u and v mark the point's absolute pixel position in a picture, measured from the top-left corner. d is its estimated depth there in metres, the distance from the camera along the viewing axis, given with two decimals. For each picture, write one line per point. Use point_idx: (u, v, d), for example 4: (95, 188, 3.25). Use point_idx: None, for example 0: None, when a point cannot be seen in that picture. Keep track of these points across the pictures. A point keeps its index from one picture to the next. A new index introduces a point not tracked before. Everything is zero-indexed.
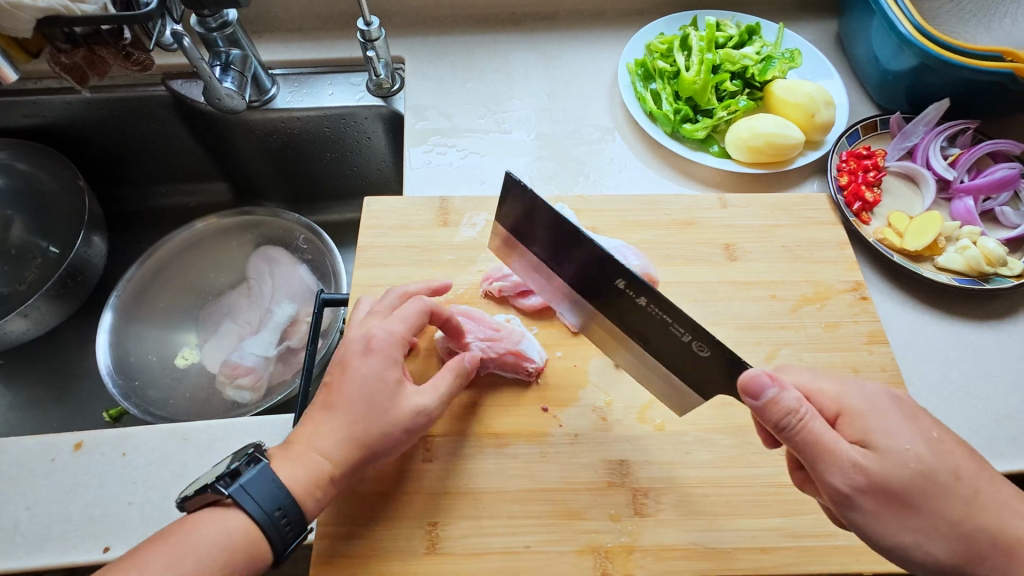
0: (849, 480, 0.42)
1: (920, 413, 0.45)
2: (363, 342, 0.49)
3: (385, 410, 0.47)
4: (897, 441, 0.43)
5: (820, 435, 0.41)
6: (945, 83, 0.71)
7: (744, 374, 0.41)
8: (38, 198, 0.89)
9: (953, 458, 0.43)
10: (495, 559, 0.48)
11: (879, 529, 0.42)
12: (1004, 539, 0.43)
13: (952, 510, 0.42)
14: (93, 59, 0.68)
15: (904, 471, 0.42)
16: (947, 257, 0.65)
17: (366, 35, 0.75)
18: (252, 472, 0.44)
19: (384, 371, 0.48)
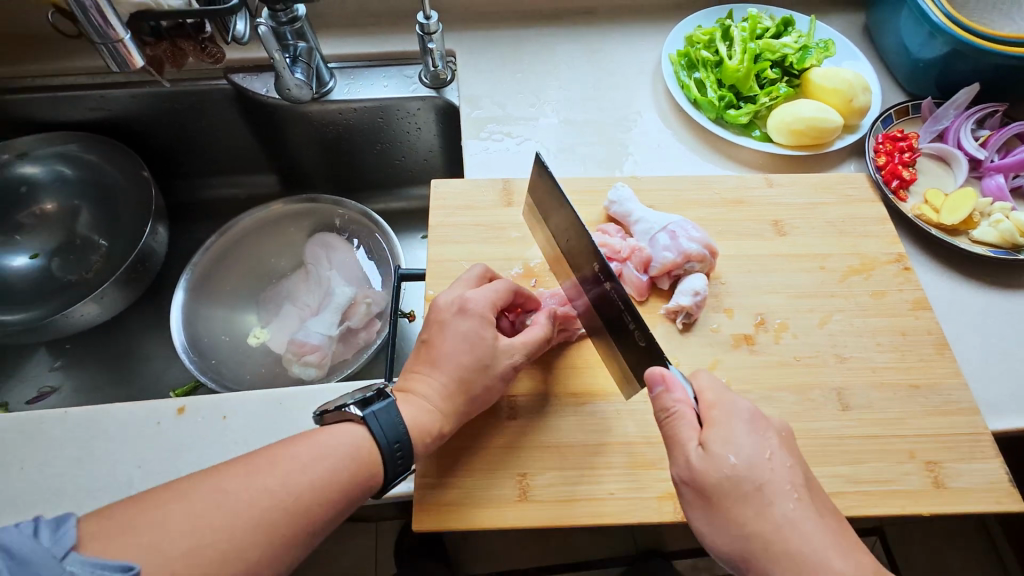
0: (681, 471, 0.47)
1: (774, 437, 0.47)
2: (457, 306, 0.54)
3: (484, 364, 0.53)
4: (728, 449, 0.46)
5: (678, 427, 0.48)
6: (975, 69, 0.75)
7: (650, 365, 0.49)
8: (104, 189, 0.93)
9: (772, 479, 0.45)
10: (583, 505, 0.52)
11: (689, 517, 0.47)
12: (783, 549, 0.42)
13: (742, 516, 0.44)
14: (174, 52, 0.72)
15: (720, 473, 0.45)
16: (981, 231, 0.69)
17: (425, 28, 0.79)
18: (382, 403, 0.49)
19: (479, 328, 0.53)
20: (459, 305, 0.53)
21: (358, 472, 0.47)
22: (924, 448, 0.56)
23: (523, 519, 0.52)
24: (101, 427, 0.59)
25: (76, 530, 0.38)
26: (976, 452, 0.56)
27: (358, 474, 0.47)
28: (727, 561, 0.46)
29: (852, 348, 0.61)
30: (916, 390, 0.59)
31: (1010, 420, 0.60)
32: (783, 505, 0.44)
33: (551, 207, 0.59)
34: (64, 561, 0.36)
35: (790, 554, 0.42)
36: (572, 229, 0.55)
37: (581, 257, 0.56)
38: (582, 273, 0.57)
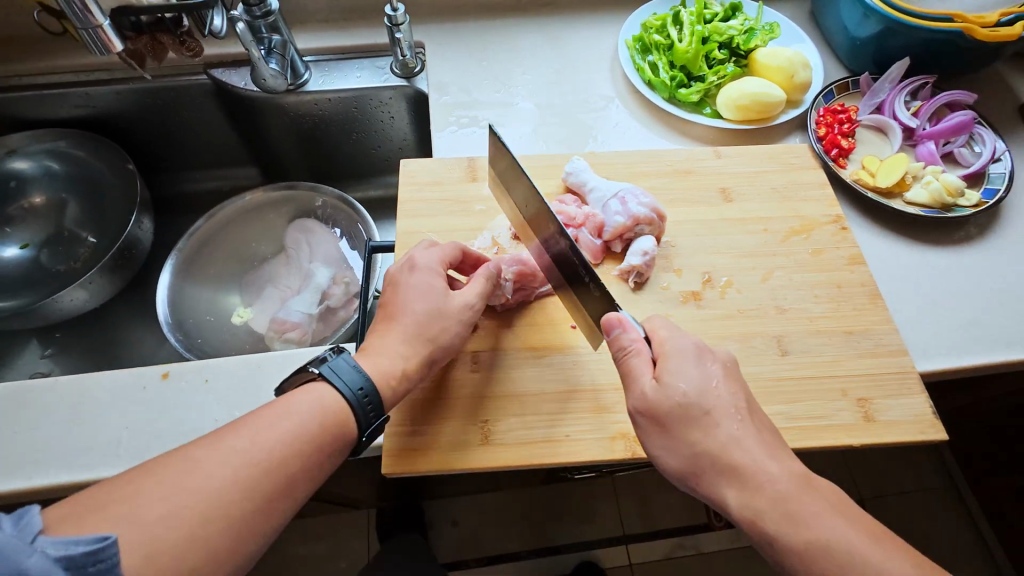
0: (638, 402, 0.52)
1: (720, 367, 0.52)
2: (408, 265, 0.60)
3: (438, 306, 0.58)
4: (678, 379, 0.51)
5: (632, 364, 0.53)
6: (906, 45, 0.81)
7: (603, 313, 0.55)
8: (90, 183, 0.97)
9: (718, 403, 0.50)
10: (541, 446, 0.57)
11: (646, 444, 0.52)
12: (726, 462, 0.48)
13: (693, 437, 0.49)
14: (154, 45, 0.76)
15: (672, 400, 0.50)
16: (914, 193, 0.75)
17: (392, 20, 0.83)
18: (339, 358, 0.52)
19: (430, 278, 0.59)
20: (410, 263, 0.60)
21: (332, 424, 0.50)
22: (855, 387, 0.61)
23: (485, 460, 0.56)
24: (90, 393, 0.62)
25: (40, 516, 0.37)
26: (902, 388, 0.61)
27: (331, 426, 0.50)
28: (681, 481, 0.51)
29: (792, 300, 0.66)
30: (849, 336, 0.64)
31: (938, 361, 0.65)
32: (728, 427, 0.49)
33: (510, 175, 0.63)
34: (33, 544, 0.36)
35: (735, 467, 0.47)
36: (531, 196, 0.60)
37: (541, 222, 0.61)
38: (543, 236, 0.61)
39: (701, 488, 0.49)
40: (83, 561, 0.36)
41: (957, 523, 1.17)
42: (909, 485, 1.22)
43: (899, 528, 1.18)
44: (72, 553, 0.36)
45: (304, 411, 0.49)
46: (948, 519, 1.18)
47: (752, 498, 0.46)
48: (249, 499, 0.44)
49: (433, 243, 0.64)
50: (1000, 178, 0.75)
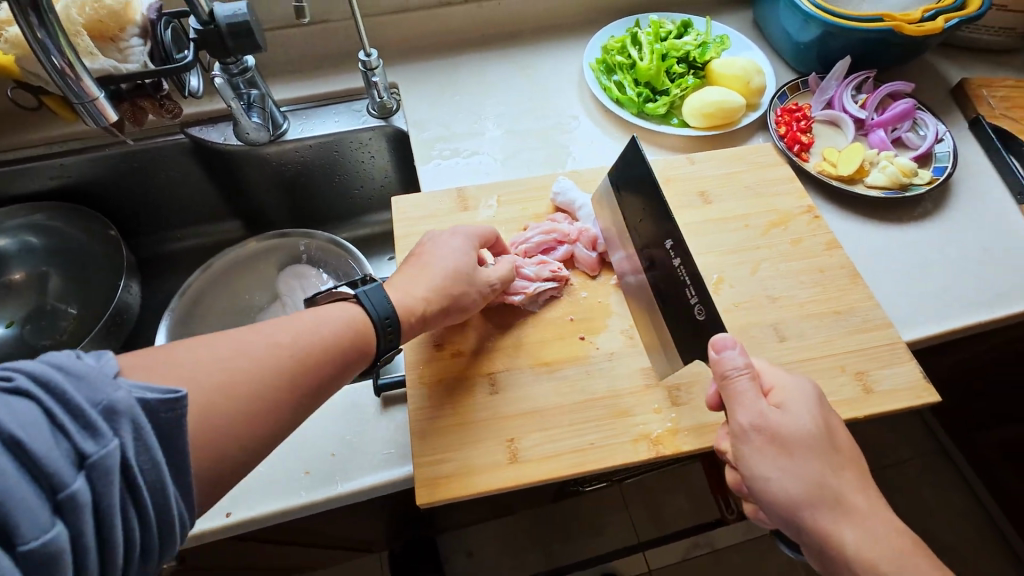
0: (756, 423, 0.51)
1: (830, 410, 0.55)
2: (449, 230, 0.65)
3: (467, 272, 0.62)
4: (800, 410, 0.52)
5: (751, 388, 0.52)
6: (845, 45, 0.88)
7: (713, 330, 0.53)
8: (72, 254, 0.95)
9: (838, 442, 0.52)
10: (568, 457, 0.58)
11: (755, 463, 0.51)
12: (844, 499, 0.50)
13: (818, 467, 0.50)
14: (134, 111, 0.77)
15: (798, 430, 0.51)
16: (873, 177, 0.81)
17: (367, 64, 0.86)
18: (374, 285, 0.56)
19: (466, 244, 0.64)
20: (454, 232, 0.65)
21: (355, 338, 0.52)
22: (851, 362, 0.65)
23: (516, 478, 0.57)
24: None
25: (116, 362, 0.38)
26: (891, 358, 0.65)
27: (355, 343, 0.52)
28: (786, 507, 0.51)
29: (781, 289, 0.70)
30: (838, 315, 0.68)
31: (920, 330, 0.70)
32: (847, 469, 0.51)
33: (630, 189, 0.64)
34: (116, 380, 0.36)
35: (852, 505, 0.50)
36: (649, 209, 0.60)
37: (652, 231, 0.61)
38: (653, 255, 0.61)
39: (813, 522, 0.50)
40: (157, 407, 0.37)
41: (951, 485, 1.23)
42: (903, 454, 1.27)
43: (899, 497, 1.23)
44: (146, 397, 0.37)
45: (325, 321, 0.51)
46: (943, 482, 1.24)
47: (872, 541, 0.49)
48: (280, 399, 0.46)
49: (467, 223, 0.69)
50: (946, 156, 0.82)
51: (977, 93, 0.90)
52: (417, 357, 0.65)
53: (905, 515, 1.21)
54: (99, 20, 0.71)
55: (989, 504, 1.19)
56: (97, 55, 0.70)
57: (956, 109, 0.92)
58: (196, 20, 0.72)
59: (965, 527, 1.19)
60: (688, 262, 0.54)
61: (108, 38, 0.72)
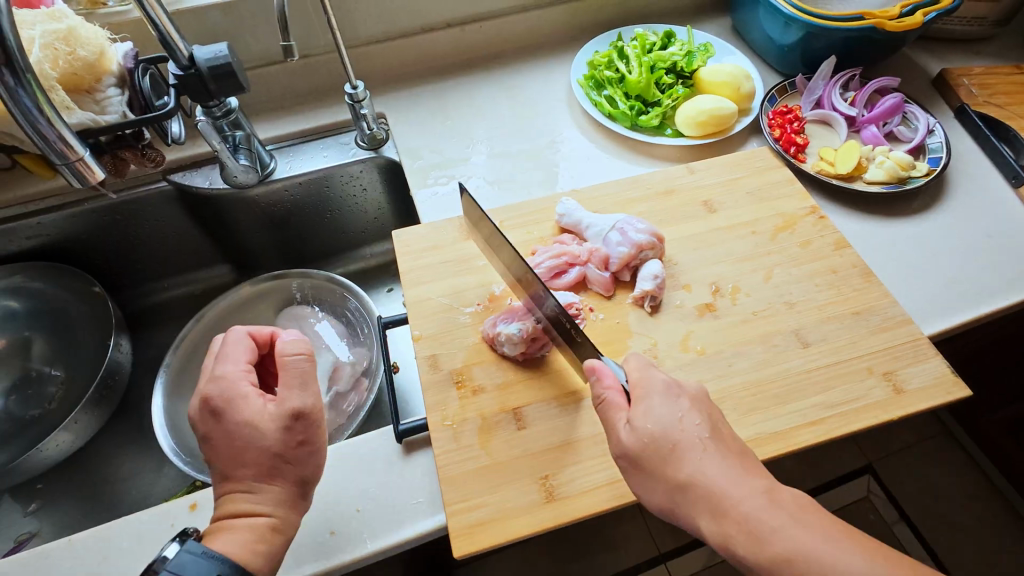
0: (618, 448, 0.52)
1: (687, 401, 0.52)
2: (199, 408, 0.52)
3: (254, 439, 0.50)
4: (648, 418, 0.51)
5: (611, 411, 0.53)
6: (828, 45, 0.89)
7: (586, 363, 0.56)
8: (57, 315, 0.90)
9: (680, 436, 0.50)
10: (607, 490, 0.56)
11: (632, 485, 0.52)
12: (699, 492, 0.48)
13: (667, 471, 0.49)
14: (116, 163, 0.73)
15: (648, 443, 0.50)
16: (872, 173, 0.81)
17: (354, 97, 0.84)
18: (179, 557, 0.45)
19: (231, 412, 0.51)
20: (201, 406, 0.52)
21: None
22: (879, 363, 0.64)
23: (555, 519, 0.55)
24: (111, 544, 0.57)
25: None
26: (915, 354, 0.64)
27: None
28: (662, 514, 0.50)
29: (798, 294, 0.69)
30: (858, 316, 0.67)
31: (938, 322, 0.70)
32: (694, 457, 0.49)
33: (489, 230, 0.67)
34: None
35: (704, 495, 0.47)
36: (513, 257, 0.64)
37: (523, 270, 0.63)
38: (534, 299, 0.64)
39: (680, 519, 0.49)
40: None
41: (963, 464, 1.22)
42: (910, 439, 1.26)
43: (912, 482, 1.21)
44: None
45: None
46: (953, 464, 1.22)
47: (722, 526, 0.46)
48: None
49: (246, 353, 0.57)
50: (939, 147, 0.83)
51: (958, 81, 0.91)
52: (438, 399, 0.62)
53: (919, 500, 1.19)
54: (74, 72, 0.68)
55: (1003, 484, 1.17)
56: (74, 108, 0.66)
57: (940, 99, 0.94)
58: (175, 65, 0.70)
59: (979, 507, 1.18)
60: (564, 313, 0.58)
61: (83, 91, 0.69)
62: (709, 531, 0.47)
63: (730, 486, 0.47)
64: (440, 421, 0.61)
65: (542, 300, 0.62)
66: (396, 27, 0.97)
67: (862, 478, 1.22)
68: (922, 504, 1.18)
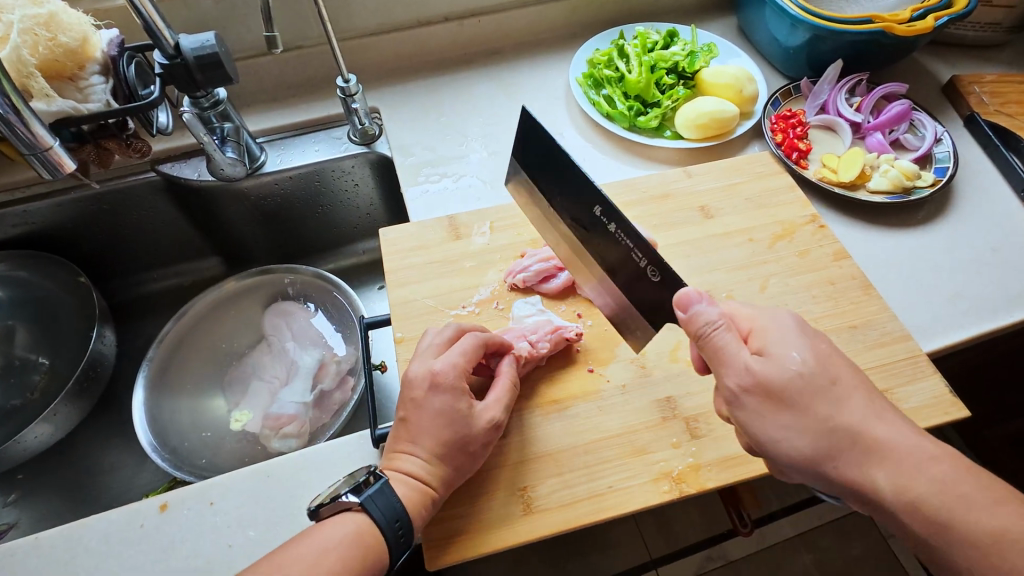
0: (741, 379, 0.49)
1: (824, 338, 0.51)
2: (426, 380, 0.54)
3: (465, 433, 0.54)
4: (789, 351, 0.50)
5: (725, 344, 0.50)
6: (835, 49, 0.86)
7: (676, 290, 0.50)
8: (42, 304, 0.89)
9: (837, 372, 0.49)
10: (587, 504, 0.54)
11: (756, 424, 0.49)
12: (863, 436, 0.47)
13: (822, 411, 0.47)
14: (100, 153, 0.72)
15: (790, 374, 0.48)
16: (876, 182, 0.78)
17: (346, 90, 0.82)
18: (376, 486, 0.51)
19: (455, 399, 0.54)
20: (429, 377, 0.55)
21: (367, 558, 0.48)
22: (875, 380, 0.62)
23: (531, 533, 0.53)
24: (79, 543, 0.56)
25: None
26: (913, 371, 0.62)
27: (369, 554, 0.49)
28: (805, 463, 0.48)
29: (793, 305, 0.67)
30: (855, 330, 0.65)
31: (939, 339, 0.67)
32: (853, 398, 0.48)
33: (540, 171, 0.61)
34: None
35: (877, 441, 0.47)
36: (571, 182, 0.57)
37: (580, 206, 0.57)
38: (602, 251, 0.58)
39: (836, 470, 0.47)
40: None
41: None
42: None
43: None
44: None
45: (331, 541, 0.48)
46: None
47: (903, 475, 0.45)
48: None
49: (446, 341, 0.58)
50: (946, 156, 0.80)
51: (969, 89, 0.88)
52: None
53: None
54: (54, 59, 0.66)
55: None
56: (53, 97, 0.65)
57: (949, 107, 0.91)
58: (161, 53, 0.68)
59: None
60: (636, 236, 0.52)
61: (65, 78, 0.67)
62: (884, 483, 0.46)
63: (905, 434, 0.47)
64: None
65: (607, 247, 0.57)
66: (392, 20, 0.95)
67: None
68: None
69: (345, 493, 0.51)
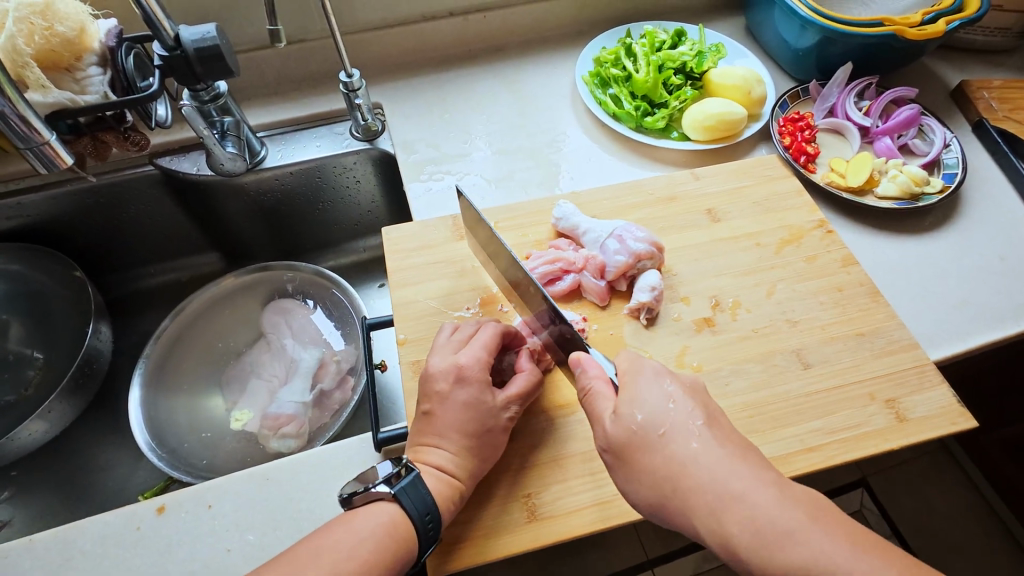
0: (602, 438, 0.51)
1: (677, 386, 0.51)
2: (452, 373, 0.55)
3: (490, 426, 0.54)
4: (635, 407, 0.50)
5: (595, 400, 0.52)
6: (844, 51, 0.85)
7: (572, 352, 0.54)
8: (36, 299, 0.88)
9: (675, 424, 0.48)
10: (592, 511, 0.54)
11: (616, 480, 0.50)
12: (686, 486, 0.46)
13: (652, 464, 0.48)
14: (96, 146, 0.70)
15: (632, 431, 0.49)
16: (884, 188, 0.78)
17: (349, 86, 0.80)
18: (409, 478, 0.50)
19: (480, 393, 0.54)
20: (454, 369, 0.55)
21: (398, 550, 0.48)
22: (882, 389, 0.61)
23: (536, 540, 0.52)
24: (73, 546, 0.55)
25: None
26: (921, 381, 0.62)
27: (400, 548, 0.48)
28: (653, 515, 0.48)
29: (801, 311, 0.67)
30: (862, 338, 0.64)
31: (945, 348, 0.67)
32: (686, 444, 0.47)
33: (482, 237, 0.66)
34: None
35: (695, 488, 0.45)
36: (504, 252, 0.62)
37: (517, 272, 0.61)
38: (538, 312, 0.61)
39: (669, 517, 0.47)
40: None
41: (959, 486, 1.19)
42: (907, 455, 1.23)
43: (907, 500, 1.18)
44: None
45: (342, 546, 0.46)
46: (947, 481, 1.19)
47: (721, 526, 0.44)
48: None
49: (462, 335, 0.58)
50: (956, 163, 0.80)
51: (978, 94, 0.88)
52: None
53: (912, 519, 1.16)
54: (51, 49, 0.64)
55: (1001, 509, 1.14)
56: (50, 88, 0.63)
57: (958, 112, 0.90)
58: (160, 45, 0.66)
59: (974, 531, 1.14)
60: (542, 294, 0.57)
61: (62, 68, 0.65)
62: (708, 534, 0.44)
63: (729, 481, 0.45)
64: None
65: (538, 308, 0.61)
66: (396, 14, 0.93)
67: (856, 492, 1.16)
68: (914, 522, 1.16)
69: (378, 484, 0.50)
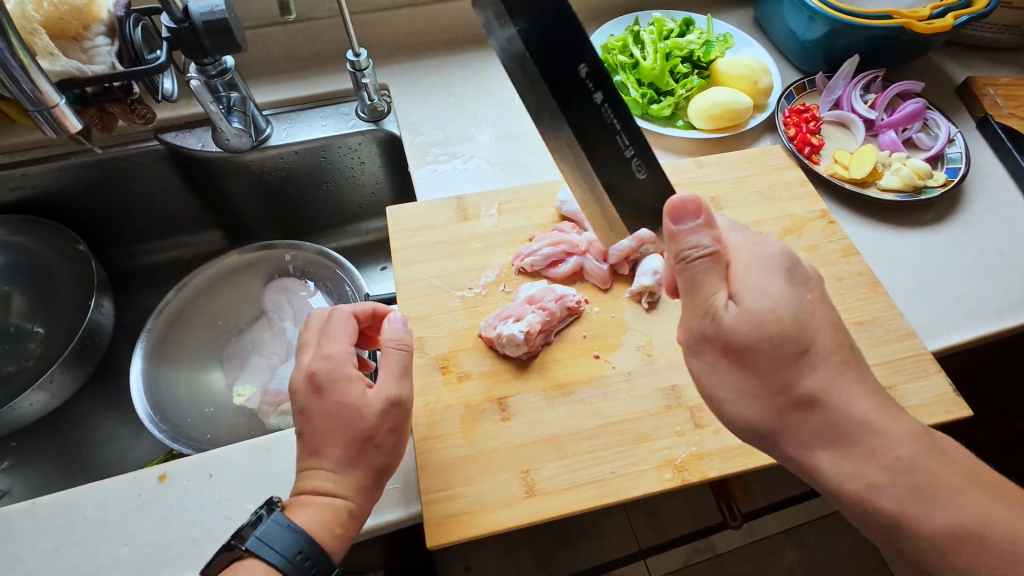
0: (710, 325, 0.48)
1: (810, 286, 0.48)
2: (305, 378, 0.51)
3: (360, 424, 0.49)
4: (765, 297, 0.47)
5: (706, 272, 0.48)
6: (851, 44, 0.85)
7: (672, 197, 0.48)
8: (39, 272, 0.88)
9: (816, 328, 0.47)
10: (588, 488, 0.54)
11: (709, 375, 0.50)
12: (826, 405, 0.46)
13: (784, 376, 0.46)
14: (103, 117, 0.70)
15: (765, 327, 0.46)
16: (886, 180, 0.78)
17: (356, 65, 0.80)
18: (267, 522, 0.47)
19: (339, 394, 0.50)
20: (307, 378, 0.51)
21: None
22: (879, 376, 0.62)
23: (533, 513, 0.53)
24: (75, 510, 0.56)
25: None
26: (917, 370, 0.62)
27: None
28: (751, 427, 0.49)
29: None
30: (860, 326, 0.65)
31: (942, 338, 0.67)
32: (825, 361, 0.46)
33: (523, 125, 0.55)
34: None
35: (829, 408, 0.46)
36: (526, 208, 0.56)
37: None
38: None
39: (776, 437, 0.48)
40: None
41: None
42: None
43: None
44: None
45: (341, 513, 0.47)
46: None
47: (836, 465, 0.46)
48: None
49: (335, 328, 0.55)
50: (959, 157, 0.80)
51: (983, 91, 0.88)
52: (422, 382, 0.60)
53: None
54: (59, 17, 0.65)
55: None
56: (57, 55, 0.63)
57: (962, 108, 0.91)
58: (168, 17, 0.66)
59: None
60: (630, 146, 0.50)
61: (70, 37, 0.66)
62: (829, 469, 0.47)
63: (864, 409, 0.46)
64: (422, 407, 0.59)
65: None
66: None
67: None
68: None
69: (232, 541, 0.46)
